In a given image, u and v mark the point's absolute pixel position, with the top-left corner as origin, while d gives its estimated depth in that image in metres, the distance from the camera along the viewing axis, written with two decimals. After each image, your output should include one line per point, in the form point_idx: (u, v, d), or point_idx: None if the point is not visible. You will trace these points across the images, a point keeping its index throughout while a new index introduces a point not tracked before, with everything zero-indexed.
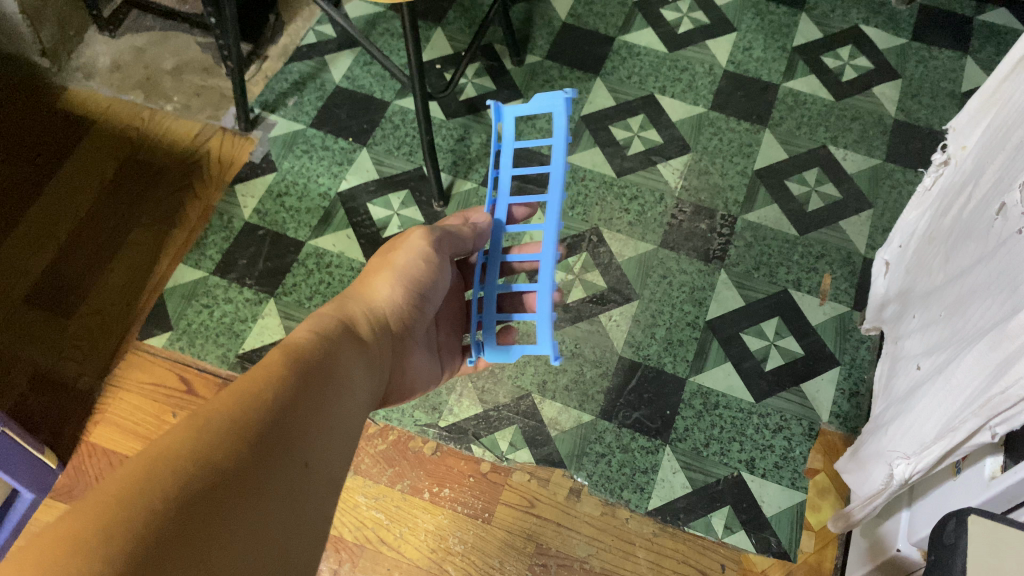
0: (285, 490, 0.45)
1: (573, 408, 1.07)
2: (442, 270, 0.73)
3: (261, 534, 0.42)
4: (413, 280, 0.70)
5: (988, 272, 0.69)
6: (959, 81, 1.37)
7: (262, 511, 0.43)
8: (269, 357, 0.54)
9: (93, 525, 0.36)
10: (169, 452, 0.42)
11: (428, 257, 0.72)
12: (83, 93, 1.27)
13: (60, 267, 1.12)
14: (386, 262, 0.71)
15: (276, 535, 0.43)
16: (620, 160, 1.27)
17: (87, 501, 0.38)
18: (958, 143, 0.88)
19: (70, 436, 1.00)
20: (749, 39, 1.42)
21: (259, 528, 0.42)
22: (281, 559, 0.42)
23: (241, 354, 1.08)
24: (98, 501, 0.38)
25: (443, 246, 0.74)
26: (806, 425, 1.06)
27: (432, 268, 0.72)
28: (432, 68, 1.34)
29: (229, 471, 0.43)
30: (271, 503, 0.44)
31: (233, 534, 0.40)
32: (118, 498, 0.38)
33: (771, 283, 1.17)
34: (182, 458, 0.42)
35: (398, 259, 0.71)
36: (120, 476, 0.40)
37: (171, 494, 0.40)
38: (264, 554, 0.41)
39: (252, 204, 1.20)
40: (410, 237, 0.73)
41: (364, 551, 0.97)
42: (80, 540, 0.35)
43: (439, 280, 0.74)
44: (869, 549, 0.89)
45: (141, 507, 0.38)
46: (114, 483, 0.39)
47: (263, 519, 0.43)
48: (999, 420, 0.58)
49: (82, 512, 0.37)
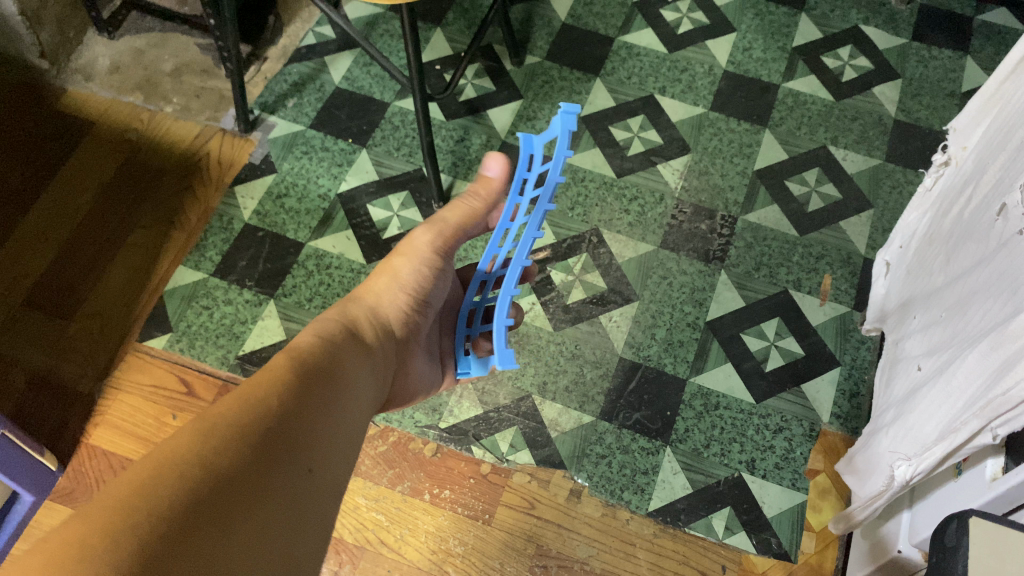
0: (290, 495, 0.45)
1: (573, 409, 1.07)
2: (445, 275, 0.73)
3: (264, 538, 0.42)
4: (416, 285, 0.69)
5: (988, 273, 0.69)
6: (959, 81, 1.37)
7: (266, 515, 0.43)
8: (274, 361, 0.54)
9: (99, 530, 0.36)
10: (173, 456, 0.42)
11: (433, 262, 0.70)
12: (83, 94, 1.27)
13: (60, 269, 1.12)
14: (388, 266, 0.70)
15: (281, 539, 0.43)
16: (620, 161, 1.27)
17: (91, 506, 0.38)
18: (958, 144, 0.88)
19: (69, 439, 1.00)
20: (749, 39, 1.42)
21: (263, 532, 0.42)
22: (285, 563, 0.42)
23: (242, 356, 1.08)
24: (103, 506, 0.38)
25: (449, 251, 0.72)
26: (807, 426, 1.06)
27: (435, 273, 0.71)
28: (432, 69, 1.34)
29: (233, 475, 0.43)
30: (275, 507, 0.44)
31: (237, 538, 0.40)
32: (123, 503, 0.38)
33: (771, 284, 1.17)
34: (187, 463, 0.42)
35: (401, 268, 0.69)
36: (126, 481, 0.40)
37: (175, 499, 0.40)
38: (268, 559, 0.41)
39: (252, 205, 1.20)
40: (412, 239, 0.71)
41: (364, 553, 0.96)
42: (86, 544, 0.35)
43: (441, 284, 0.73)
44: (870, 550, 0.88)
45: (146, 512, 0.38)
46: (119, 488, 0.39)
47: (267, 523, 0.42)
48: (999, 422, 0.58)
49: (86, 516, 0.37)
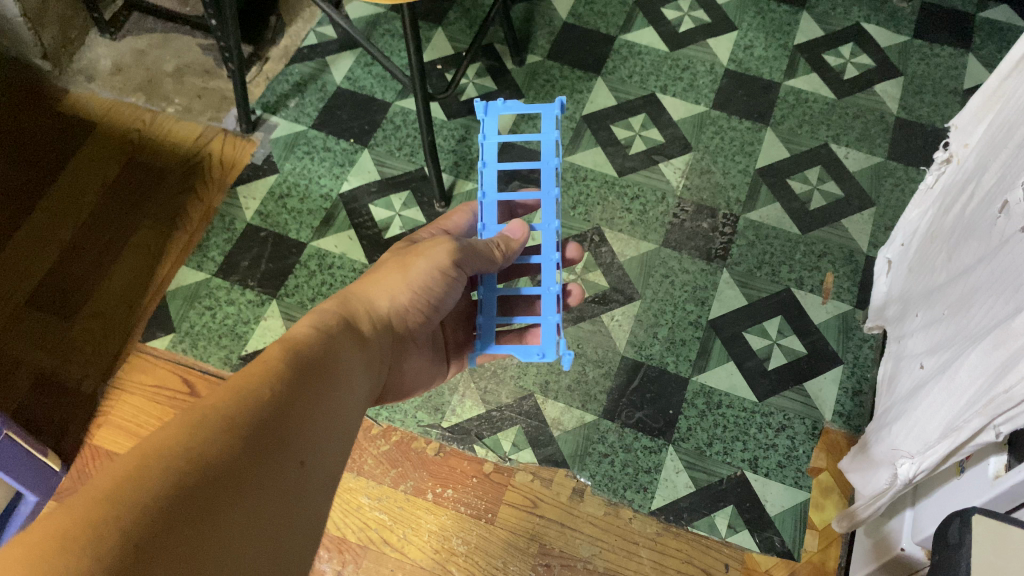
0: (278, 489, 0.45)
1: (576, 408, 1.07)
2: (460, 282, 0.70)
3: (251, 535, 0.42)
4: (425, 290, 0.68)
5: (992, 271, 0.69)
6: (961, 79, 1.37)
7: (253, 511, 0.43)
8: (268, 353, 0.54)
9: (84, 522, 0.36)
10: (162, 449, 0.42)
11: (447, 270, 0.68)
12: (84, 95, 1.27)
13: (62, 270, 1.12)
14: (401, 265, 0.68)
15: (269, 533, 0.43)
16: (622, 159, 1.27)
17: (77, 497, 0.38)
18: (960, 141, 0.88)
19: (73, 440, 1.01)
20: (750, 37, 1.41)
21: (251, 527, 0.42)
22: (272, 558, 0.42)
23: (244, 356, 1.08)
24: (91, 496, 0.38)
25: (465, 262, 0.69)
26: (809, 424, 1.06)
27: (448, 284, 0.69)
28: (433, 68, 1.34)
29: (222, 469, 0.43)
30: (264, 501, 0.44)
31: (224, 533, 0.40)
32: (109, 495, 0.38)
33: (773, 282, 1.17)
34: (175, 456, 0.42)
35: (415, 267, 0.68)
36: (113, 472, 0.40)
37: (163, 492, 0.40)
38: (256, 554, 0.41)
39: (254, 205, 1.20)
40: (434, 246, 0.69)
41: (368, 552, 0.97)
42: (70, 536, 0.35)
43: (455, 288, 0.71)
44: (873, 548, 0.88)
45: (133, 505, 0.38)
46: (107, 480, 0.39)
47: (255, 518, 0.43)
48: (1003, 419, 0.58)
49: (71, 508, 0.37)
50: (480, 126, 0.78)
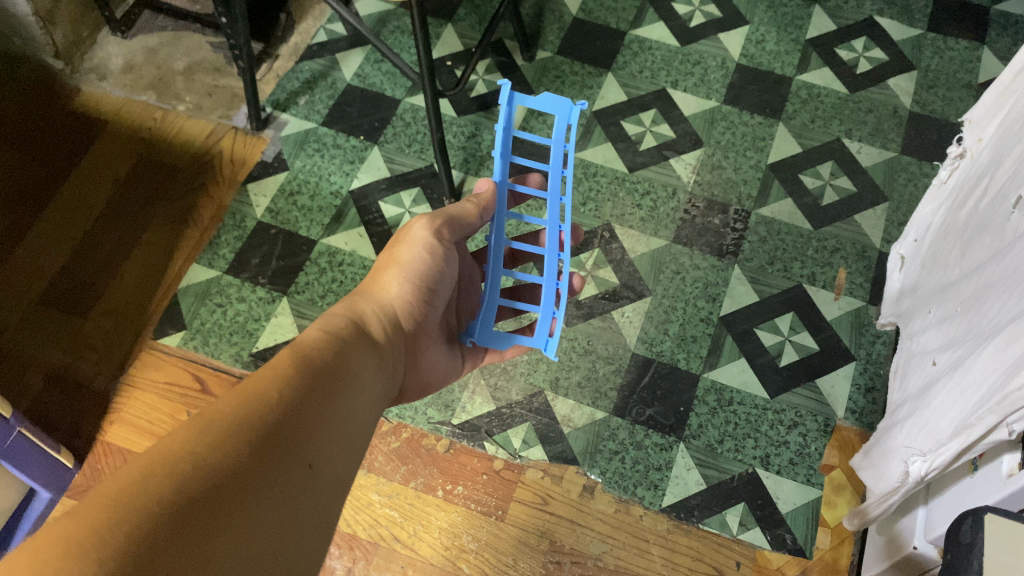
0: (285, 493, 0.45)
1: (586, 405, 1.07)
2: (450, 257, 0.71)
3: (254, 538, 0.42)
4: (422, 275, 0.69)
5: (1005, 266, 0.68)
6: (975, 72, 1.36)
7: (259, 513, 0.43)
8: (279, 356, 0.54)
9: (89, 528, 0.36)
10: (168, 454, 0.42)
11: (433, 248, 0.69)
12: (96, 93, 1.28)
13: (75, 268, 1.12)
14: (392, 258, 0.69)
15: (272, 535, 0.43)
16: (632, 156, 1.26)
17: (85, 502, 0.38)
18: (974, 136, 0.86)
19: (85, 436, 1.01)
20: (762, 32, 1.40)
21: (255, 530, 0.42)
22: (276, 560, 0.42)
23: (255, 353, 1.09)
24: (95, 504, 0.38)
25: (448, 234, 0.71)
26: (822, 421, 1.06)
27: (438, 261, 0.70)
28: (443, 65, 1.34)
29: (228, 473, 0.43)
30: (265, 505, 0.43)
31: (228, 536, 0.40)
32: (115, 502, 0.38)
33: (786, 278, 1.16)
34: (180, 461, 0.42)
35: (401, 252, 0.69)
36: (120, 478, 0.40)
37: (167, 496, 0.40)
38: (258, 556, 0.41)
39: (265, 202, 1.20)
40: (411, 229, 0.71)
41: (378, 549, 0.97)
42: (74, 542, 0.35)
43: (450, 269, 0.72)
44: (886, 546, 0.87)
45: (137, 510, 0.38)
46: (111, 486, 0.39)
47: (260, 519, 0.43)
48: (1016, 417, 0.57)
49: (76, 514, 0.37)
50: (565, 133, 0.78)
